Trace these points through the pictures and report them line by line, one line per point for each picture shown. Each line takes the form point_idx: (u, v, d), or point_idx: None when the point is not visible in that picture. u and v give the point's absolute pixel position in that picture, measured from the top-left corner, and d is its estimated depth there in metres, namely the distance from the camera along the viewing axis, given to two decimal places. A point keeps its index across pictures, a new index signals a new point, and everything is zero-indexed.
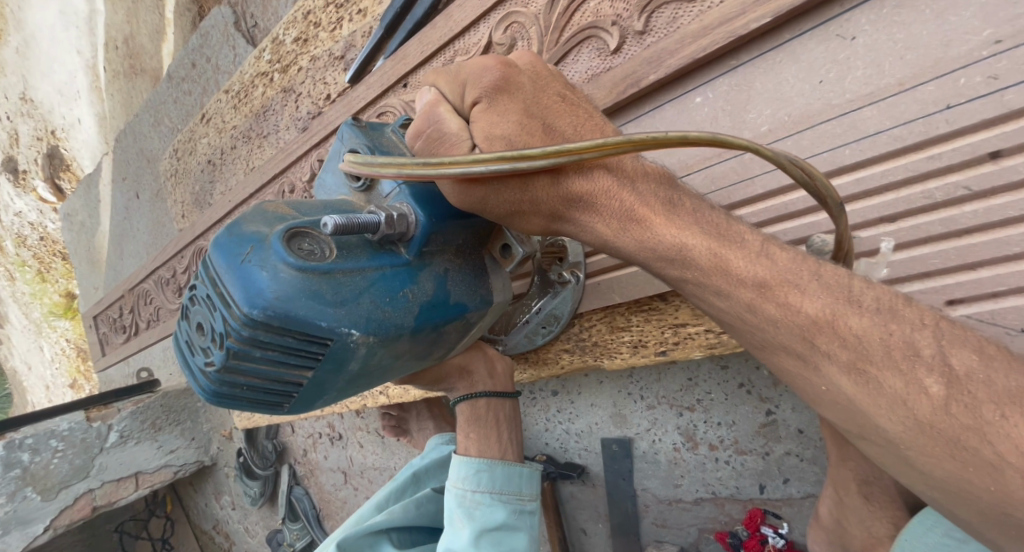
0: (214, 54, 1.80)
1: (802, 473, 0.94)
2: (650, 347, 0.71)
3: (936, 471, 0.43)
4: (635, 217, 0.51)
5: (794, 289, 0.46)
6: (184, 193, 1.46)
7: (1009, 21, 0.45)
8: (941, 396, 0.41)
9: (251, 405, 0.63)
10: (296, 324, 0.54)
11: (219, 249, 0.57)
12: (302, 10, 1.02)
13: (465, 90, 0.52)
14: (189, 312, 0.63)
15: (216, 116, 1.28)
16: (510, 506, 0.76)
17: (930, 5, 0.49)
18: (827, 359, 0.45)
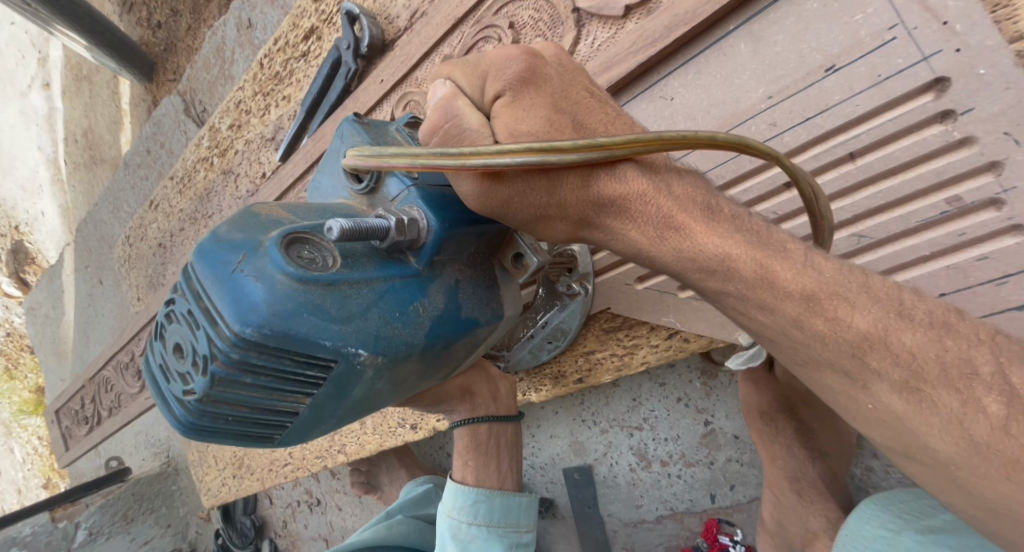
0: (168, 139, 1.89)
1: (745, 478, 0.99)
2: (569, 377, 0.76)
3: (987, 492, 0.37)
4: (673, 224, 0.42)
5: (844, 302, 0.39)
6: (138, 277, 1.50)
7: (774, 81, 0.55)
8: (1000, 416, 0.36)
9: (238, 439, 0.48)
10: (296, 345, 0.42)
11: (205, 255, 0.43)
12: (232, 100, 1.10)
13: (485, 80, 0.42)
14: (163, 331, 0.48)
15: (164, 203, 1.34)
16: (506, 539, 0.69)
17: (718, 71, 0.59)
18: (878, 377, 0.39)
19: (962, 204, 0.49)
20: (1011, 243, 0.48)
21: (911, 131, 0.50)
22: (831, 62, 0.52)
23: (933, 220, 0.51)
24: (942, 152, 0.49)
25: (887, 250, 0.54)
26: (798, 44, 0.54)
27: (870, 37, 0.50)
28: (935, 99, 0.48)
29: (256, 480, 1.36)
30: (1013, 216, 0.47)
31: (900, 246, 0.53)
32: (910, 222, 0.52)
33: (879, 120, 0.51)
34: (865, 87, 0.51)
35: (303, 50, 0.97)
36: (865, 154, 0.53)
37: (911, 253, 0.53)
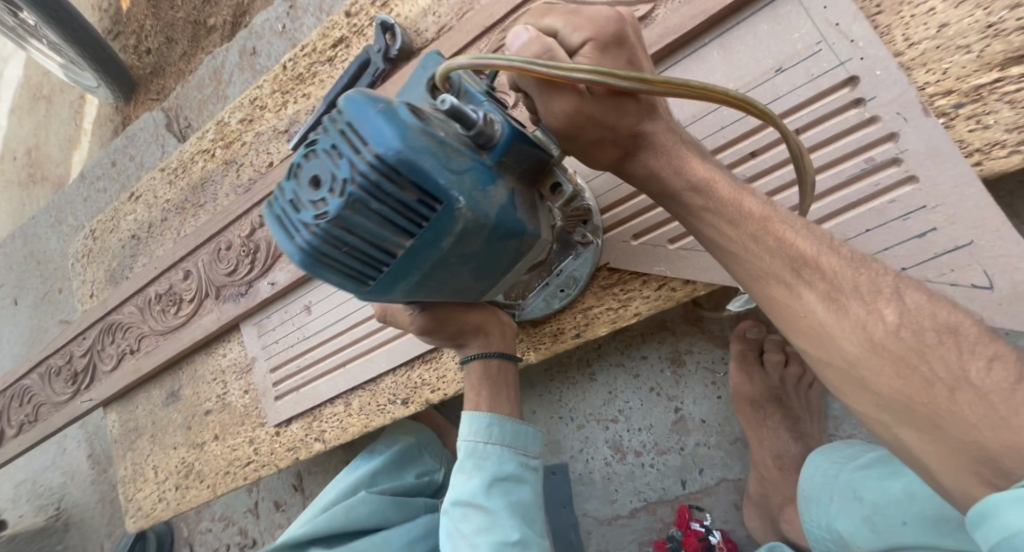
0: (139, 152, 1.86)
1: (713, 460, 1.08)
2: (569, 332, 0.85)
3: (881, 386, 0.46)
4: (677, 155, 0.60)
5: (788, 226, 0.51)
6: (89, 275, 1.41)
7: (740, 78, 0.72)
8: (894, 321, 0.45)
9: (344, 271, 0.57)
10: (418, 178, 0.52)
11: (349, 102, 0.53)
12: (248, 97, 1.17)
13: (578, 27, 0.55)
14: (293, 171, 0.56)
15: (147, 193, 1.31)
16: (517, 459, 0.76)
17: (698, 72, 0.75)
18: (809, 287, 0.49)
19: (875, 161, 0.65)
20: (908, 190, 0.64)
21: (836, 114, 0.67)
22: (780, 65, 0.70)
23: (857, 174, 0.67)
24: (860, 127, 0.66)
25: (828, 200, 0.68)
26: (756, 52, 0.71)
27: (805, 49, 0.69)
28: (851, 91, 0.66)
29: (206, 488, 1.21)
30: (909, 169, 0.64)
31: (830, 198, 0.68)
32: (839, 178, 0.68)
33: (816, 105, 0.68)
34: (804, 82, 0.68)
35: (330, 55, 1.08)
36: (806, 131, 0.69)
37: (845, 200, 0.67)
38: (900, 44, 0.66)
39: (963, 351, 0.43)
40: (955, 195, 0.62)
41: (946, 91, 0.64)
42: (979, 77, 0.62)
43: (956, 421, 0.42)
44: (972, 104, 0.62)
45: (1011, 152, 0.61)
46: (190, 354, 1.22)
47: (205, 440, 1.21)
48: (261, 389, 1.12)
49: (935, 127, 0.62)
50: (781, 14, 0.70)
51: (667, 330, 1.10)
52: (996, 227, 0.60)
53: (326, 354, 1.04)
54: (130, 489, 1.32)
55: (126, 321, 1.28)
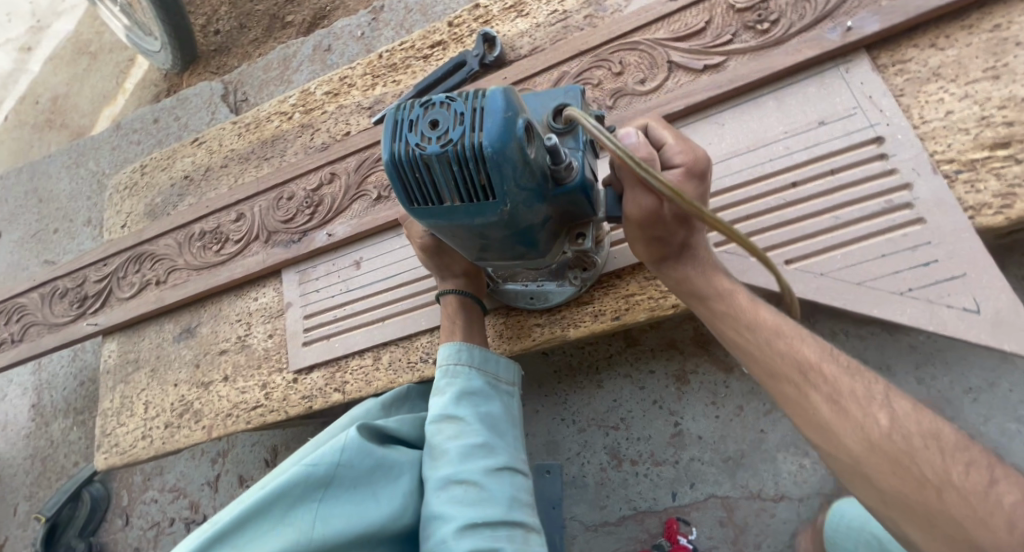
0: (185, 115, 1.97)
1: (704, 475, 1.15)
2: (608, 314, 0.95)
3: (882, 481, 0.54)
4: (709, 267, 0.77)
5: (795, 339, 0.65)
6: (126, 206, 1.44)
7: (789, 124, 0.89)
8: (886, 425, 0.55)
9: (403, 188, 0.72)
10: (493, 172, 0.66)
11: (493, 96, 0.67)
12: (339, 75, 1.31)
13: (677, 152, 0.76)
14: (429, 103, 0.71)
15: (212, 141, 1.39)
16: (487, 379, 0.88)
17: (755, 114, 0.92)
18: (814, 390, 0.60)
19: (893, 203, 0.81)
20: (917, 228, 0.79)
21: (865, 161, 0.84)
22: (822, 119, 0.87)
23: (880, 210, 0.81)
24: (883, 175, 0.82)
25: (854, 228, 0.83)
26: (804, 107, 0.89)
27: (844, 110, 0.87)
28: (877, 147, 0.84)
29: (200, 429, 1.18)
30: (919, 212, 0.79)
31: (858, 225, 0.82)
32: (865, 211, 0.82)
33: (849, 154, 0.85)
34: (842, 135, 0.86)
35: (426, 54, 1.24)
36: (841, 172, 0.85)
37: (868, 229, 0.82)
38: (916, 120, 0.84)
39: (946, 455, 0.51)
40: (954, 236, 0.77)
41: (950, 160, 0.81)
42: (974, 153, 0.80)
43: (948, 519, 0.49)
44: (969, 172, 0.80)
45: (997, 212, 0.77)
46: (218, 294, 1.25)
47: (212, 380, 1.20)
48: (290, 332, 1.15)
49: (941, 184, 0.79)
50: (827, 83, 0.89)
51: (676, 349, 1.22)
52: (985, 263, 0.75)
53: (366, 307, 1.10)
54: (112, 423, 1.27)
55: (159, 253, 1.31)
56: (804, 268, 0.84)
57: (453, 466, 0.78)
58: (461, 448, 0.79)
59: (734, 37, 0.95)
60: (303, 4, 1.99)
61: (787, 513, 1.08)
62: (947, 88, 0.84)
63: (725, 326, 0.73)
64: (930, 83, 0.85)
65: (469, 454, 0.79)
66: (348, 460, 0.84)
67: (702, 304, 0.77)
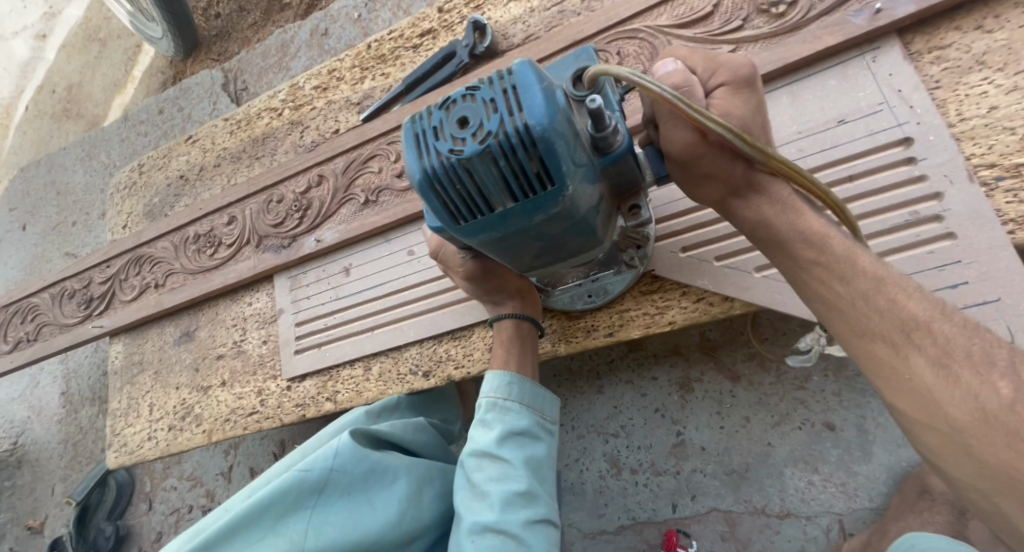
0: (189, 105, 1.97)
1: (706, 488, 1.10)
2: (602, 330, 0.89)
3: (981, 449, 0.53)
4: (791, 205, 0.71)
5: (905, 292, 0.60)
6: (127, 206, 1.44)
7: (803, 123, 0.80)
8: (1008, 395, 0.53)
9: (437, 206, 0.58)
10: (551, 158, 0.54)
11: (521, 67, 0.54)
12: (327, 68, 1.26)
13: (715, 71, 0.68)
14: (446, 102, 0.57)
15: (205, 139, 1.37)
16: (534, 417, 0.85)
17: (765, 111, 0.82)
18: (917, 352, 0.58)
19: (919, 215, 0.71)
20: (945, 244, 0.69)
21: (888, 166, 0.74)
22: (842, 117, 0.77)
23: (902, 224, 0.72)
24: (908, 183, 0.72)
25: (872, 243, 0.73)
26: (822, 103, 0.79)
27: (867, 107, 0.76)
28: (903, 149, 0.73)
29: (200, 432, 1.19)
30: (949, 226, 0.69)
31: (877, 240, 0.73)
32: (883, 225, 0.73)
33: (871, 157, 0.75)
34: (863, 135, 0.76)
35: (415, 43, 1.17)
36: (860, 178, 0.75)
37: (887, 244, 0.72)
38: (952, 116, 0.72)
39: None
40: (988, 255, 0.67)
41: (990, 164, 0.70)
42: (1020, 156, 0.69)
43: None
44: (1012, 178, 0.68)
45: None
46: (213, 298, 1.24)
47: (209, 385, 1.21)
48: (282, 339, 1.14)
49: (977, 194, 0.69)
50: (849, 75, 0.78)
51: (680, 355, 1.16)
52: (1022, 287, 0.65)
53: (355, 316, 1.07)
54: (119, 424, 1.30)
55: (156, 255, 1.30)
56: None
57: (494, 513, 0.75)
58: (502, 494, 0.76)
59: (745, 22, 0.84)
60: None
61: (794, 531, 1.02)
62: (992, 78, 0.72)
63: (810, 288, 0.68)
64: (972, 73, 0.73)
65: (510, 502, 0.76)
66: (340, 466, 0.82)
67: (784, 249, 0.71)
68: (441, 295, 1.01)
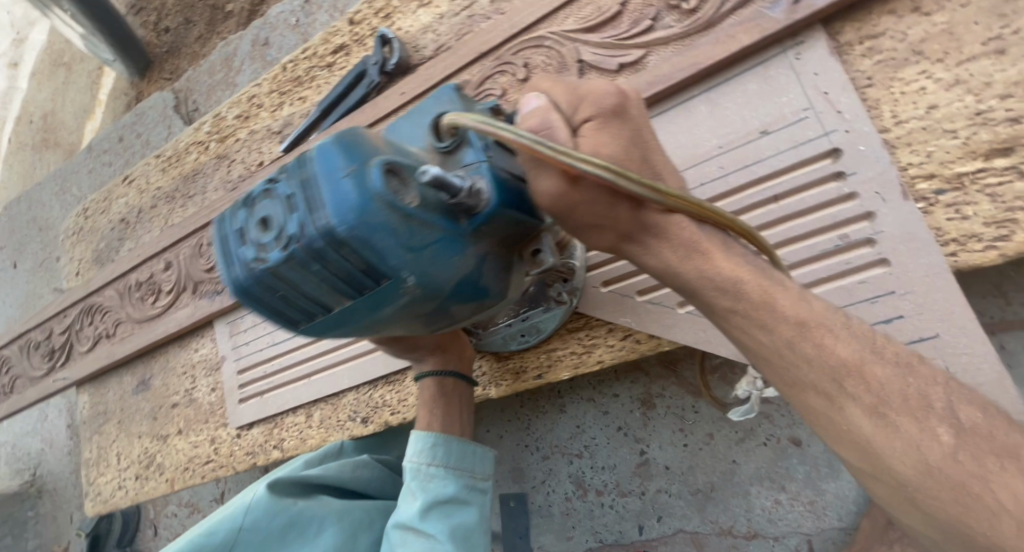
0: (146, 131, 1.90)
1: (672, 509, 1.05)
2: (531, 372, 0.84)
3: (937, 508, 0.44)
4: (699, 248, 0.52)
5: (830, 332, 0.47)
6: (79, 251, 1.42)
7: (724, 135, 0.70)
8: (950, 444, 0.43)
9: (272, 310, 0.57)
10: (370, 254, 0.50)
11: (319, 158, 0.49)
12: (246, 94, 1.18)
13: (579, 104, 0.54)
14: (250, 201, 0.54)
15: (140, 179, 1.33)
16: (461, 480, 0.80)
17: (682, 123, 0.73)
18: (852, 401, 0.45)
19: (849, 239, 0.63)
20: (879, 272, 0.61)
21: (815, 184, 0.64)
22: (764, 127, 0.68)
23: (830, 250, 0.64)
24: (838, 202, 0.63)
25: (799, 272, 0.66)
26: (743, 112, 0.69)
27: (791, 114, 0.66)
28: (832, 162, 0.64)
29: (163, 482, 1.19)
30: (881, 251, 0.61)
31: (806, 268, 0.65)
32: (811, 251, 0.65)
33: (797, 173, 0.66)
34: (787, 147, 0.66)
35: (329, 61, 1.08)
36: (786, 198, 0.66)
37: (815, 273, 0.65)
38: (886, 119, 0.62)
39: None
40: (926, 284, 0.59)
41: (928, 175, 0.60)
42: (961, 164, 0.59)
43: None
44: (953, 191, 0.59)
45: (987, 247, 0.58)
46: (163, 345, 1.23)
47: (168, 433, 1.20)
48: (227, 387, 1.12)
49: (912, 212, 0.60)
50: (771, 75, 0.67)
51: (640, 370, 1.09)
52: (962, 320, 0.57)
53: (293, 362, 1.04)
54: (93, 473, 1.31)
55: (105, 305, 1.29)
56: None
57: None
58: None
59: (656, 22, 0.74)
60: None
61: None
62: (930, 71, 0.61)
63: (726, 328, 0.52)
64: (909, 65, 0.62)
65: None
66: (254, 523, 0.85)
67: (699, 300, 0.54)
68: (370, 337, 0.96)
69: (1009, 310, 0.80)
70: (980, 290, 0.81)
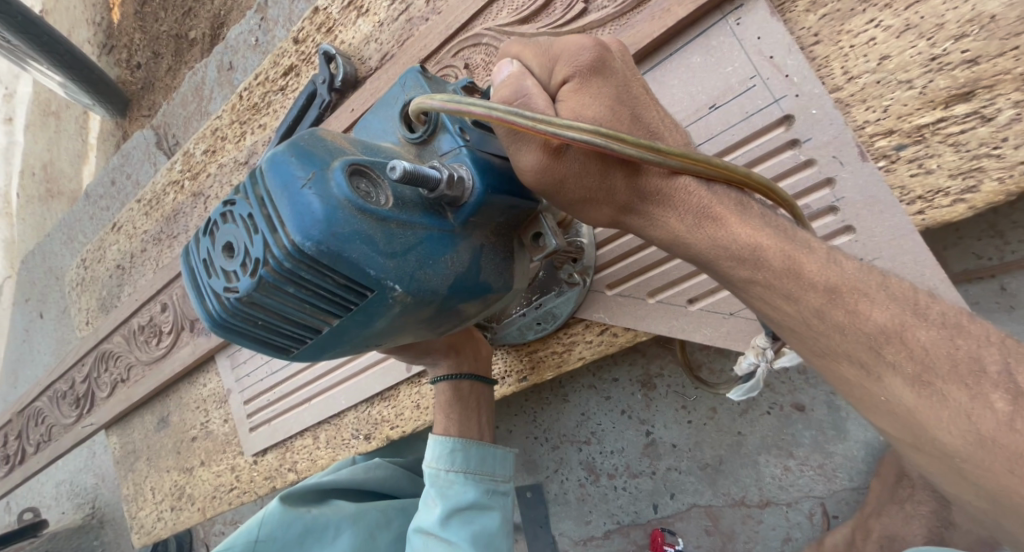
0: (135, 171, 1.93)
1: (683, 485, 1.05)
2: (515, 377, 0.85)
3: (988, 481, 0.38)
4: (709, 214, 0.44)
5: (864, 296, 0.40)
6: (87, 301, 1.47)
7: (675, 114, 0.66)
8: (1006, 412, 0.36)
9: (260, 341, 0.54)
10: (344, 267, 0.46)
11: (275, 171, 0.46)
12: (209, 128, 1.19)
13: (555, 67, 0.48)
14: (212, 228, 0.52)
15: (127, 225, 1.35)
16: (482, 485, 0.75)
17: None
18: (891, 370, 0.39)
19: (810, 210, 0.59)
20: (845, 240, 0.57)
21: (770, 156, 0.60)
22: (713, 101, 0.63)
23: None
24: (795, 170, 0.59)
25: None
26: (689, 88, 0.65)
27: (738, 84, 0.61)
28: (785, 130, 0.59)
29: (196, 511, 1.23)
30: (845, 218, 0.57)
31: None
32: None
33: (750, 147, 0.61)
34: (737, 121, 0.62)
35: (281, 85, 1.07)
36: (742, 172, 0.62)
37: None
38: (837, 78, 0.58)
39: None
40: (893, 247, 0.55)
41: (887, 131, 0.56)
42: (921, 115, 0.54)
43: None
44: (914, 145, 0.55)
45: (955, 201, 0.53)
46: (175, 383, 1.27)
47: (192, 466, 1.25)
48: (236, 418, 1.16)
49: (872, 173, 0.55)
50: (713, 46, 0.63)
51: (637, 351, 1.08)
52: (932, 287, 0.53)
53: (293, 386, 1.07)
54: (133, 508, 1.38)
55: (115, 351, 1.34)
56: (706, 308, 0.66)
57: None
58: None
59: (588, 4, 0.71)
60: (199, 15, 1.86)
61: (776, 518, 0.97)
62: (878, 18, 0.56)
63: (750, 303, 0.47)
64: (855, 16, 0.57)
65: None
66: (267, 535, 0.82)
67: (712, 272, 0.47)
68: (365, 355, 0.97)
69: (1008, 251, 0.73)
70: (974, 231, 0.75)
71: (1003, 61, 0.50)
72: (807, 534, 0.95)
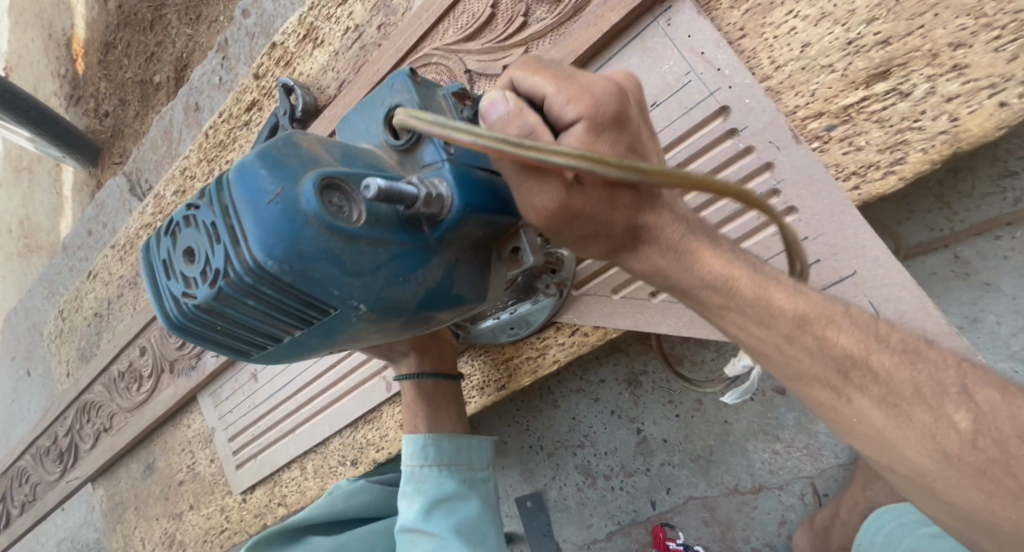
0: (111, 219, 1.92)
1: (677, 478, 1.05)
2: (492, 387, 0.85)
3: (958, 500, 0.38)
4: (683, 248, 0.44)
5: (832, 324, 0.40)
6: (68, 351, 1.46)
7: None
8: (969, 431, 0.36)
9: (218, 344, 0.54)
10: (308, 286, 0.45)
11: (241, 180, 0.44)
12: (177, 168, 1.19)
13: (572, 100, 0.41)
14: (174, 229, 0.50)
15: (103, 271, 1.35)
16: (459, 475, 0.75)
17: None
18: (860, 392, 0.39)
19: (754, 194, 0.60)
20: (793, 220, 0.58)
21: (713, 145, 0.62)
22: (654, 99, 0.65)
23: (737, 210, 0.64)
24: (737, 158, 0.61)
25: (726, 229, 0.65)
26: None
27: (675, 81, 0.64)
28: (723, 121, 0.61)
29: None
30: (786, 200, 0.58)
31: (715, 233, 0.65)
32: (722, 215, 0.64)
33: (693, 139, 0.63)
34: (678, 115, 0.63)
35: (245, 120, 1.08)
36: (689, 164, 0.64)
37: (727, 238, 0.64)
38: (766, 67, 0.60)
39: None
40: (833, 224, 0.56)
41: (816, 114, 0.58)
42: (846, 96, 0.57)
43: None
44: (843, 125, 0.57)
45: (886, 173, 0.56)
46: (160, 426, 1.27)
47: (182, 510, 1.23)
48: (222, 456, 1.16)
49: (807, 154, 0.57)
50: (648, 46, 0.65)
51: (620, 350, 1.09)
52: (877, 257, 0.54)
53: (276, 419, 1.07)
54: None
55: (97, 400, 1.33)
56: (668, 298, 0.68)
57: None
58: None
59: (528, 17, 0.73)
60: (163, 58, 1.87)
61: (770, 503, 0.99)
62: (797, 9, 0.59)
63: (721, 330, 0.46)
64: (775, 8, 0.60)
65: None
66: None
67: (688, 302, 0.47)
68: (343, 381, 0.98)
69: (957, 220, 0.76)
70: (924, 204, 0.77)
71: (912, 40, 0.53)
72: (801, 514, 0.96)
